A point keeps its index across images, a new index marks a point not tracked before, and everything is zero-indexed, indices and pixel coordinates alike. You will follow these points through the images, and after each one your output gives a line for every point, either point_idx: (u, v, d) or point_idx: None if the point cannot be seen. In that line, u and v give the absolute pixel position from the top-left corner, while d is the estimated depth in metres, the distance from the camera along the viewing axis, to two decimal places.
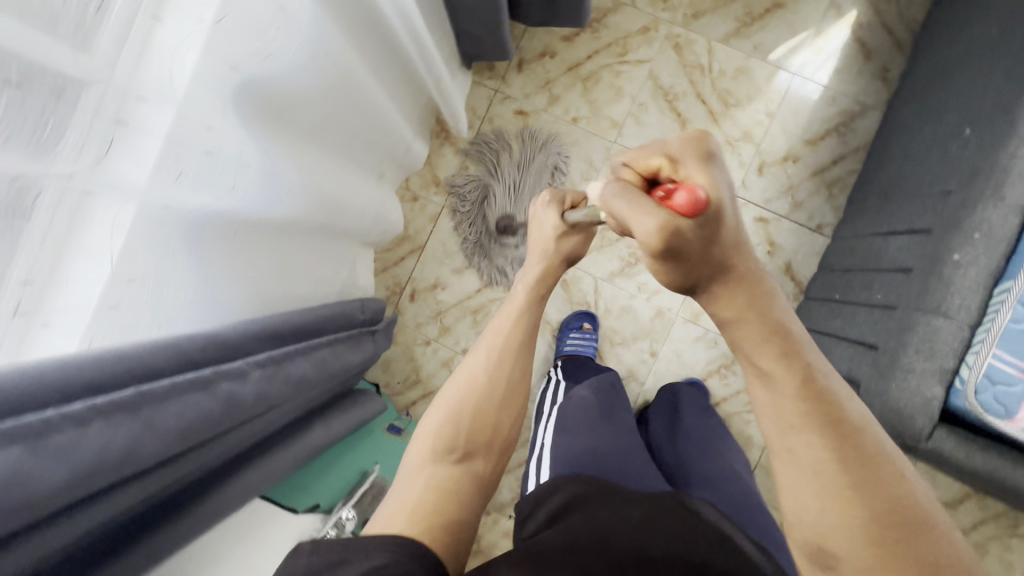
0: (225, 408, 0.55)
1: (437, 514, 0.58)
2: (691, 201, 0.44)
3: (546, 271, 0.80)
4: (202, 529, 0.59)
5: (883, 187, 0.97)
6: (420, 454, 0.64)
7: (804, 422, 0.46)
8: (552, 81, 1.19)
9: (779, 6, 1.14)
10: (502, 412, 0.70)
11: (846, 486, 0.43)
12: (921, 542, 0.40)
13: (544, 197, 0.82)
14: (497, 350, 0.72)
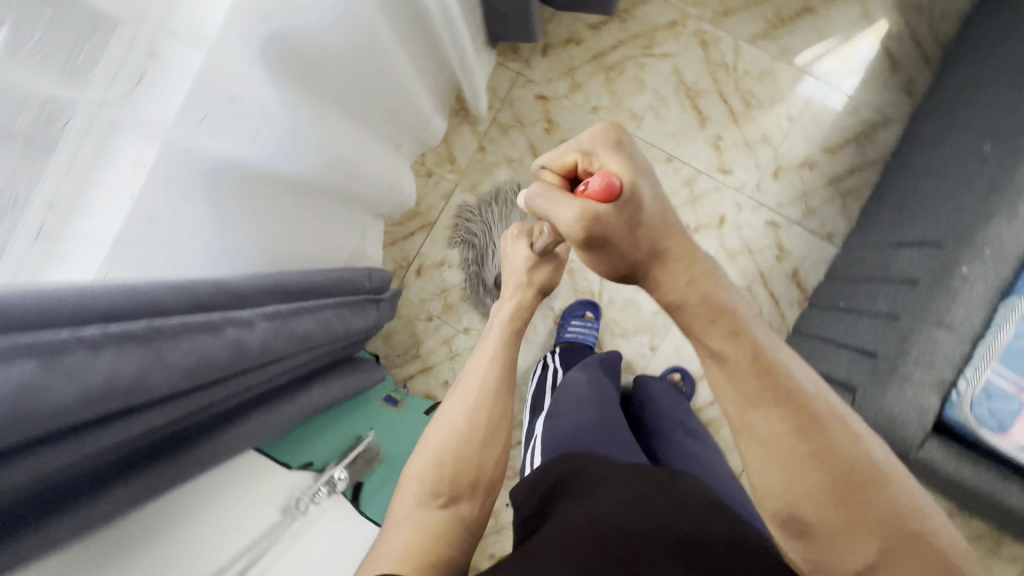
0: (231, 353, 0.56)
1: (430, 555, 0.55)
2: (605, 187, 0.46)
3: (521, 304, 0.81)
4: (201, 470, 0.60)
5: (898, 200, 0.97)
6: (405, 499, 0.61)
7: (784, 409, 0.47)
8: (576, 68, 1.19)
9: (809, 11, 1.14)
10: (486, 450, 0.67)
11: (807, 453, 0.45)
12: (876, 494, 0.43)
13: (513, 231, 0.86)
14: (478, 390, 0.71)
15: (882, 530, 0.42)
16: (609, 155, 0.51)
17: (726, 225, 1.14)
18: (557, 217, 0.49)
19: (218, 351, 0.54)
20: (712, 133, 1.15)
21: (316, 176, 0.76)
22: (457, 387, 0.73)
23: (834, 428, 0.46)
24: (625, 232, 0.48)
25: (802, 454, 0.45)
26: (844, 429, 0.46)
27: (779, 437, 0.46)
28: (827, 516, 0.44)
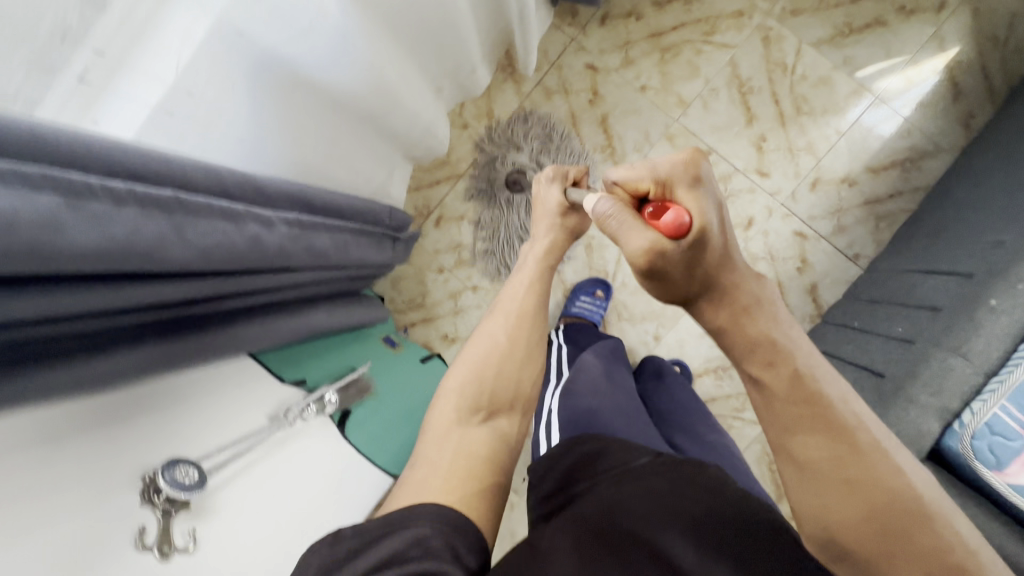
0: (248, 247, 0.56)
1: (472, 479, 0.57)
2: (673, 226, 0.49)
3: (556, 244, 0.78)
4: (201, 361, 0.60)
5: (934, 230, 0.95)
6: (446, 415, 0.63)
7: (807, 424, 0.49)
8: (631, 43, 1.15)
9: (881, 24, 1.10)
10: (523, 367, 0.69)
11: (845, 480, 0.47)
12: (919, 529, 0.45)
13: (547, 172, 0.81)
14: (512, 317, 0.71)
15: (920, 567, 0.43)
16: (685, 188, 0.52)
17: (753, 228, 1.12)
18: (628, 247, 0.52)
19: (237, 242, 0.54)
20: (757, 133, 1.12)
21: (357, 95, 0.75)
22: (493, 317, 0.72)
23: (880, 463, 0.47)
24: (682, 269, 0.51)
25: (842, 481, 0.47)
26: (887, 465, 0.47)
27: (819, 465, 0.48)
28: (869, 545, 0.45)
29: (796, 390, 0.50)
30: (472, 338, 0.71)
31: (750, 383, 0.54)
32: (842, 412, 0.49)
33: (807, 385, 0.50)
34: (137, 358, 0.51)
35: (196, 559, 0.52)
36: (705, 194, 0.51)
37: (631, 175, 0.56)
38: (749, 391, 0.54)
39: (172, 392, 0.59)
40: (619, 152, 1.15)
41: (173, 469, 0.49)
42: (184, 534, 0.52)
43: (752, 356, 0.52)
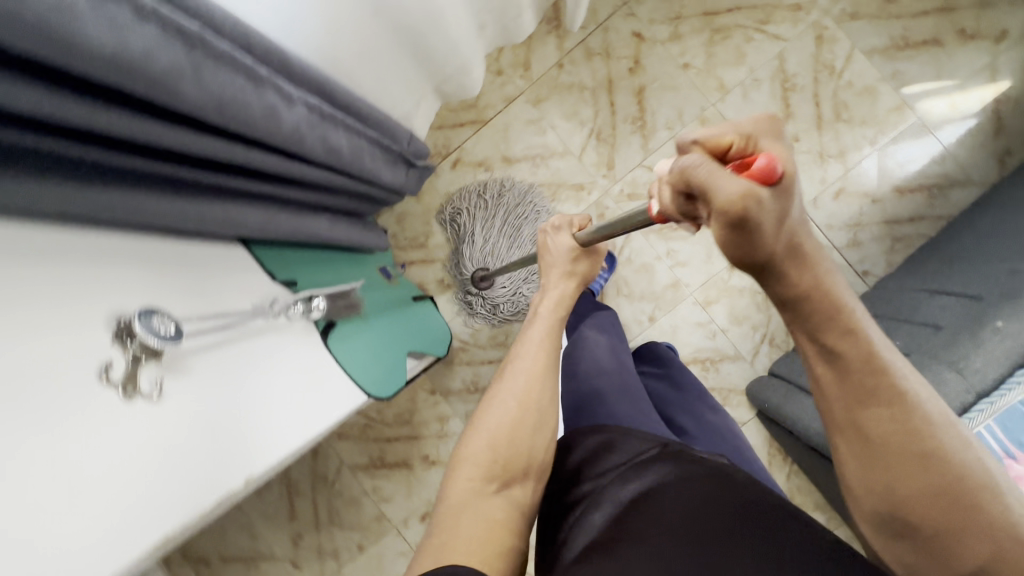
0: (264, 116, 0.54)
1: (495, 545, 0.53)
2: (770, 166, 0.37)
3: (565, 295, 0.77)
4: (192, 226, 0.58)
5: (949, 255, 0.93)
6: (461, 484, 0.57)
7: (874, 399, 0.46)
8: (682, 18, 1.13)
9: (936, 43, 1.08)
10: (538, 432, 0.64)
11: (919, 455, 0.45)
12: (984, 504, 0.44)
13: (552, 224, 0.82)
14: (529, 373, 0.67)
15: (990, 540, 0.43)
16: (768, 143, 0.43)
17: None
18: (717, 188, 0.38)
19: (254, 106, 0.52)
20: (792, 132, 1.10)
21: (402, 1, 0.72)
22: (509, 378, 0.67)
23: (945, 434, 0.46)
24: (772, 230, 0.39)
25: (914, 455, 0.45)
26: (956, 436, 0.46)
27: (887, 439, 0.46)
28: (938, 521, 0.44)
29: (861, 364, 0.45)
30: (483, 410, 0.65)
31: (809, 353, 0.48)
32: (903, 385, 0.46)
33: (871, 357, 0.45)
34: (126, 202, 0.49)
35: (160, 407, 0.47)
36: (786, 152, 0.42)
37: (708, 131, 0.45)
38: (811, 365, 0.48)
39: (162, 261, 0.56)
40: (649, 127, 1.13)
41: (151, 318, 0.46)
42: (150, 380, 0.46)
43: (828, 330, 0.45)
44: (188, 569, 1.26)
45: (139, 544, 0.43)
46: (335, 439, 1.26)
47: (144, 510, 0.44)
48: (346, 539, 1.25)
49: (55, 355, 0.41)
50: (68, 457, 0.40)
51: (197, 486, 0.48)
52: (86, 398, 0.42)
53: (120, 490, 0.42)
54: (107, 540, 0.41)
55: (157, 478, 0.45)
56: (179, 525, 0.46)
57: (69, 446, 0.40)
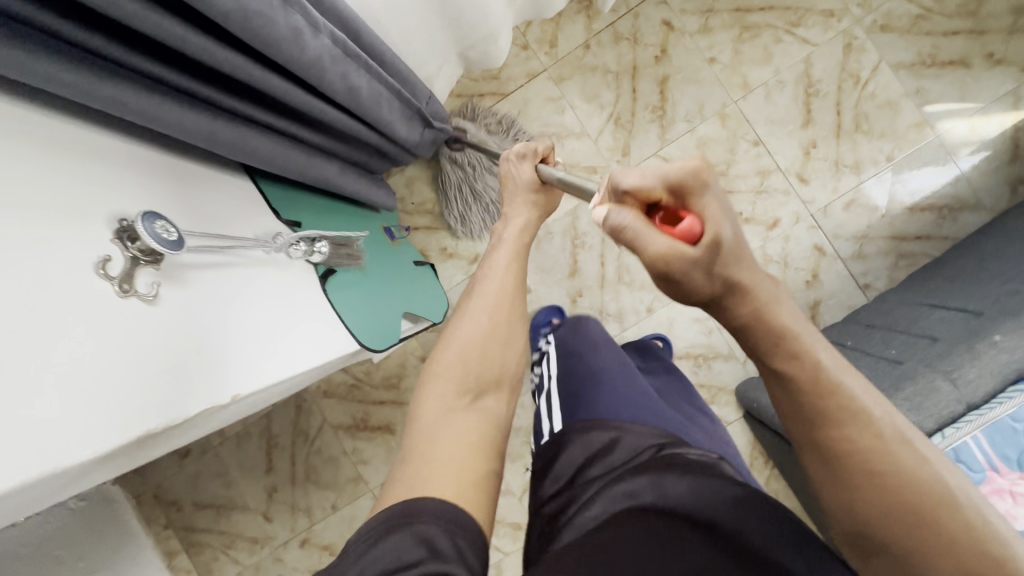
0: (290, 39, 0.53)
1: (471, 463, 0.53)
2: (690, 229, 0.43)
3: (529, 221, 0.76)
4: (205, 144, 0.57)
5: (952, 273, 0.93)
6: (435, 402, 0.57)
7: (834, 411, 0.46)
8: (714, 11, 1.12)
9: (963, 65, 1.08)
10: (507, 347, 0.64)
11: (875, 472, 0.45)
12: (945, 520, 0.43)
13: (514, 150, 0.78)
14: (497, 296, 0.66)
15: (955, 558, 0.42)
16: (705, 201, 0.44)
17: (776, 230, 1.10)
18: (642, 247, 0.43)
19: (280, 24, 0.51)
20: (810, 137, 1.10)
21: None
22: (475, 299, 0.66)
23: (900, 451, 0.45)
24: (700, 275, 0.43)
25: (870, 473, 0.45)
26: (909, 451, 0.45)
27: (843, 456, 0.46)
28: (905, 540, 0.43)
29: (808, 389, 0.47)
30: (451, 328, 0.65)
31: (764, 376, 0.49)
32: (858, 406, 0.46)
33: (819, 380, 0.47)
34: (145, 104, 0.48)
35: (156, 310, 0.47)
36: (722, 203, 0.44)
37: (638, 180, 0.46)
38: (766, 387, 0.50)
39: (165, 174, 0.55)
40: (668, 117, 1.13)
41: (153, 221, 0.46)
42: (148, 283, 0.47)
43: (776, 353, 0.47)
44: (159, 511, 1.26)
45: (133, 433, 0.41)
46: (320, 396, 1.25)
47: (134, 401, 0.42)
48: (321, 497, 1.25)
49: (50, 242, 0.40)
50: (58, 337, 0.39)
51: (186, 388, 0.47)
52: (88, 287, 0.42)
53: (108, 376, 0.41)
54: (99, 424, 0.39)
55: (145, 371, 0.44)
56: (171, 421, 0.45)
57: (63, 321, 0.39)
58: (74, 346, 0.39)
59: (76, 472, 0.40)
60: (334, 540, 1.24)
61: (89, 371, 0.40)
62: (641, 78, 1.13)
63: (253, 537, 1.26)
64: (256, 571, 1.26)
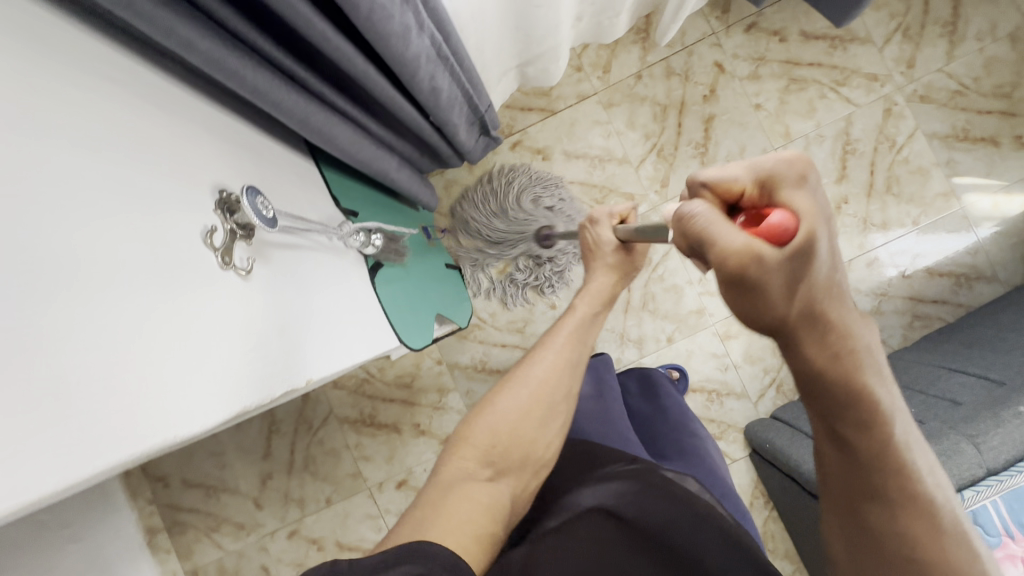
0: (399, 35, 0.54)
1: (474, 527, 0.49)
2: (777, 222, 0.34)
3: (604, 288, 0.72)
4: (295, 126, 0.58)
5: (969, 339, 0.97)
6: (457, 466, 0.55)
7: (896, 497, 0.41)
8: (765, 60, 1.15)
9: (993, 143, 1.13)
10: (545, 428, 0.61)
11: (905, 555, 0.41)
12: None
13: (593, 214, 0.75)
14: (551, 368, 0.63)
15: None
16: (792, 191, 0.35)
17: None
18: (716, 240, 0.36)
19: (395, 19, 0.52)
20: (843, 193, 1.14)
21: None
22: (522, 374, 0.62)
23: (948, 542, 0.41)
24: (782, 283, 0.34)
25: (900, 559, 0.41)
26: (963, 551, 0.41)
27: (886, 535, 0.42)
28: None
29: (867, 459, 0.40)
30: (497, 392, 0.61)
31: (819, 434, 0.43)
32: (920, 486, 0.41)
33: (887, 456, 0.40)
34: (258, 80, 0.48)
35: (247, 284, 0.48)
36: (820, 199, 0.35)
37: (718, 172, 0.40)
38: (820, 443, 0.43)
39: (249, 150, 0.56)
40: (710, 155, 1.16)
41: (254, 197, 0.47)
42: (243, 258, 0.48)
43: (847, 423, 0.40)
44: (146, 485, 1.23)
45: (222, 411, 0.42)
46: (328, 387, 1.24)
47: (230, 386, 0.44)
48: (316, 488, 1.23)
49: (165, 208, 0.41)
50: (172, 324, 0.39)
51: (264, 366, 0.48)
52: (195, 254, 0.43)
53: (209, 371, 0.42)
54: (196, 402, 0.40)
55: (239, 374, 0.45)
56: (251, 405, 0.46)
57: (175, 303, 0.40)
58: (175, 322, 0.40)
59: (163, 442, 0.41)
60: (323, 535, 1.22)
61: (197, 354, 0.41)
62: (688, 114, 1.16)
63: (240, 523, 1.23)
64: (239, 558, 1.23)
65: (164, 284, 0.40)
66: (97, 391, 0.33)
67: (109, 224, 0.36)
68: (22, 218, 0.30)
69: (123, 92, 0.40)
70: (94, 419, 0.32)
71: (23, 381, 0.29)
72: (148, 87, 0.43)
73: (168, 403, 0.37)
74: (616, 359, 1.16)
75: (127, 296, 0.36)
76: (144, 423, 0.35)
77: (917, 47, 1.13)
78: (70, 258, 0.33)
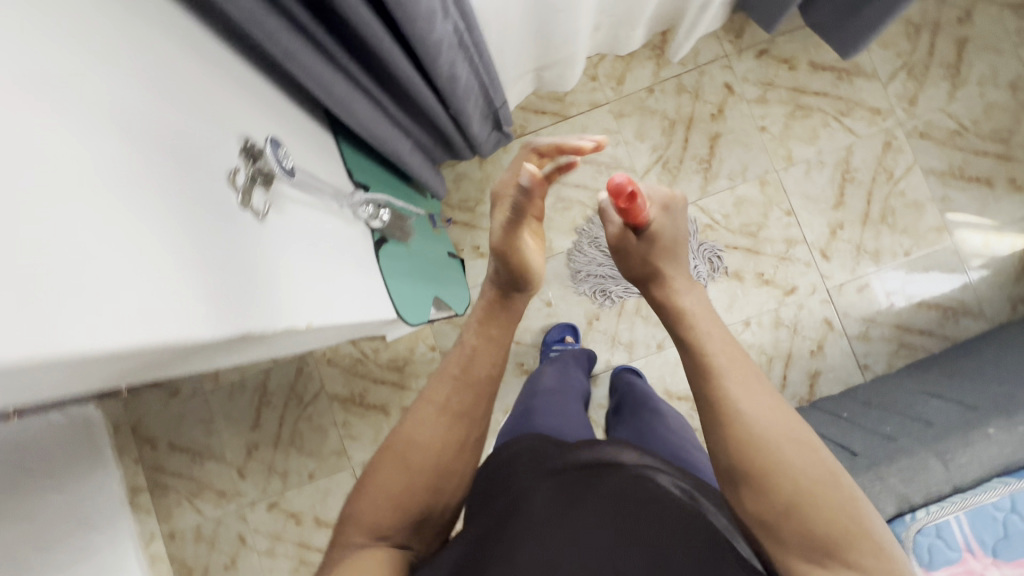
0: (425, 18, 0.58)
1: None
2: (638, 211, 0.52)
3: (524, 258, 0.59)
4: (320, 94, 0.61)
5: (950, 369, 0.99)
6: (354, 533, 0.50)
7: (726, 365, 0.49)
8: (774, 86, 1.20)
9: (987, 183, 1.16)
10: (448, 478, 0.53)
11: (746, 409, 0.47)
12: (794, 458, 0.44)
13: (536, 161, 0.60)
14: (435, 424, 0.54)
15: (802, 485, 0.43)
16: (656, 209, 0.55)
17: (792, 296, 1.16)
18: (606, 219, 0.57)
19: (422, 3, 0.55)
20: (839, 219, 1.17)
21: None
22: (416, 423, 0.54)
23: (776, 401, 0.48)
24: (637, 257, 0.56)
25: (750, 422, 0.46)
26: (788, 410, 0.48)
27: (729, 401, 0.47)
28: (757, 467, 0.45)
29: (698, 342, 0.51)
30: (387, 448, 0.54)
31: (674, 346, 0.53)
32: (738, 360, 0.50)
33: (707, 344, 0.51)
34: (290, 44, 0.52)
35: (261, 226, 0.51)
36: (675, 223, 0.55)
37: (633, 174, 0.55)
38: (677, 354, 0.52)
39: (274, 110, 0.60)
40: (713, 171, 1.19)
41: (277, 148, 0.50)
42: (261, 202, 0.51)
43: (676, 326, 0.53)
44: (134, 444, 1.25)
45: (230, 329, 0.42)
46: (322, 363, 1.26)
47: (244, 303, 0.45)
48: (300, 463, 1.24)
49: (192, 141, 0.45)
50: (191, 237, 0.41)
51: (271, 300, 0.49)
52: (217, 188, 0.46)
53: (224, 283, 0.43)
54: (213, 308, 0.41)
55: (251, 294, 0.46)
56: (259, 329, 0.46)
57: (196, 220, 0.43)
58: (181, 240, 0.40)
59: (176, 354, 0.41)
60: (302, 509, 1.23)
61: (213, 268, 0.43)
62: (695, 130, 1.20)
63: (221, 490, 1.25)
64: (217, 525, 1.24)
65: (186, 202, 0.42)
66: (126, 273, 0.34)
67: (142, 139, 0.39)
68: (58, 108, 0.33)
69: (165, 36, 0.44)
70: (107, 300, 0.32)
71: (38, 253, 0.29)
72: (179, 31, 0.47)
73: (189, 301, 0.39)
74: (606, 361, 1.19)
75: (152, 200, 0.39)
76: (158, 315, 0.35)
77: (921, 85, 1.18)
78: (103, 156, 0.35)
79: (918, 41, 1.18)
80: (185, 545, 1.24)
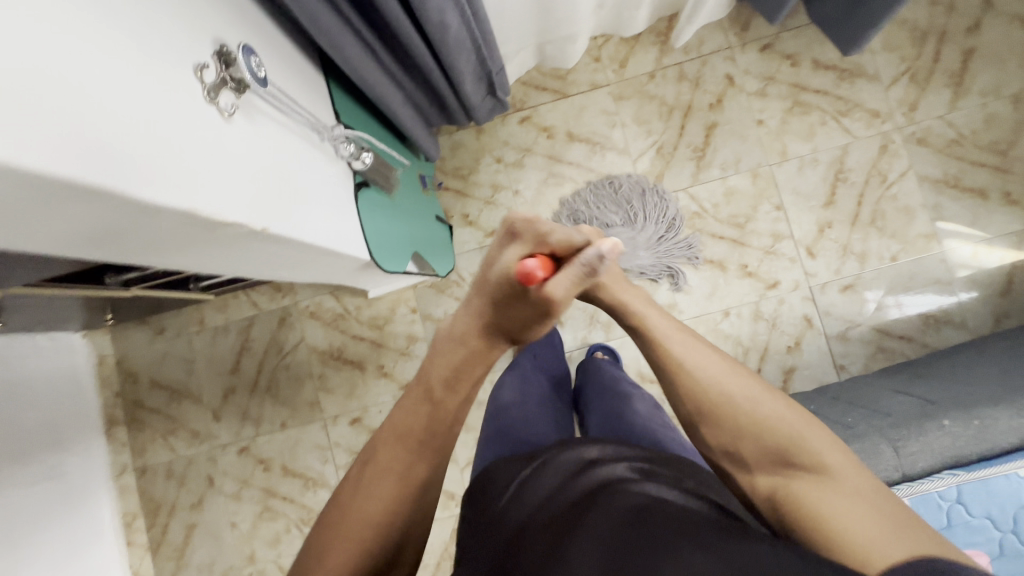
0: None
1: None
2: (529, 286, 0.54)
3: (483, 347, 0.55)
4: (305, 19, 0.64)
5: (922, 370, 0.98)
6: None
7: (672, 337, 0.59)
8: (775, 80, 1.20)
9: (982, 195, 1.15)
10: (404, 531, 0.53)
11: (698, 363, 0.56)
12: (748, 396, 0.54)
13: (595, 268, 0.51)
14: (390, 493, 0.53)
15: (768, 413, 0.53)
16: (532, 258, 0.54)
17: (774, 291, 1.16)
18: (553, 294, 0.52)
19: None
20: (828, 218, 1.17)
21: None
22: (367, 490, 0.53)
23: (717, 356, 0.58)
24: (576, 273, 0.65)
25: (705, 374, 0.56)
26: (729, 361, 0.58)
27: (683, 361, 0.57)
28: (721, 409, 0.54)
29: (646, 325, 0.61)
30: (339, 517, 0.52)
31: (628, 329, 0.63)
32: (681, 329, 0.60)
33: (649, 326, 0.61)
34: None
35: (226, 126, 0.52)
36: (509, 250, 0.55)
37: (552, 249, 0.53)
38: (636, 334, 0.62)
39: (257, 32, 0.62)
40: (707, 160, 1.20)
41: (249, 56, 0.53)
42: (229, 104, 0.53)
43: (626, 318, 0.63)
44: (117, 378, 1.28)
45: (171, 201, 0.42)
46: (305, 316, 1.28)
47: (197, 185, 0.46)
48: (274, 412, 1.26)
49: (164, 24, 0.46)
50: (151, 106, 0.42)
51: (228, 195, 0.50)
52: (186, 76, 0.48)
53: (178, 161, 0.44)
54: (162, 178, 0.42)
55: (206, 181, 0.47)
56: (204, 213, 0.46)
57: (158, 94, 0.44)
58: (133, 101, 0.40)
59: (117, 214, 0.41)
60: (271, 457, 1.25)
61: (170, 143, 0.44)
62: (692, 118, 1.21)
63: (195, 431, 1.27)
64: (188, 464, 1.26)
65: (150, 73, 0.43)
66: (79, 111, 0.35)
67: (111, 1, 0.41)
68: None
69: None
70: (44, 120, 0.32)
71: None
72: None
73: (137, 160, 0.39)
74: (582, 337, 1.20)
75: (117, 60, 0.40)
76: (102, 161, 0.36)
77: (923, 91, 1.17)
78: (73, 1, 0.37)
79: (924, 47, 1.17)
80: (155, 481, 1.26)
